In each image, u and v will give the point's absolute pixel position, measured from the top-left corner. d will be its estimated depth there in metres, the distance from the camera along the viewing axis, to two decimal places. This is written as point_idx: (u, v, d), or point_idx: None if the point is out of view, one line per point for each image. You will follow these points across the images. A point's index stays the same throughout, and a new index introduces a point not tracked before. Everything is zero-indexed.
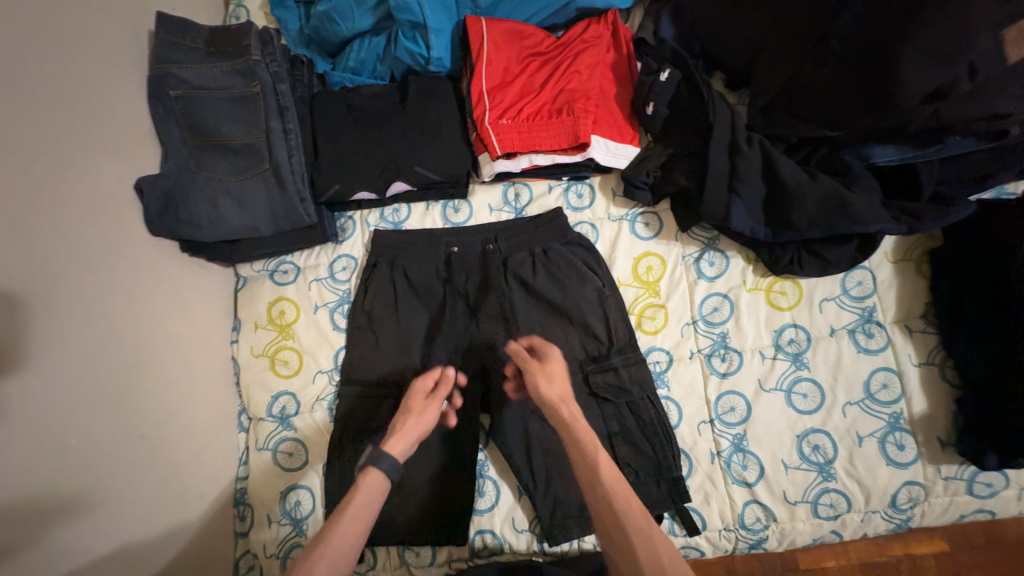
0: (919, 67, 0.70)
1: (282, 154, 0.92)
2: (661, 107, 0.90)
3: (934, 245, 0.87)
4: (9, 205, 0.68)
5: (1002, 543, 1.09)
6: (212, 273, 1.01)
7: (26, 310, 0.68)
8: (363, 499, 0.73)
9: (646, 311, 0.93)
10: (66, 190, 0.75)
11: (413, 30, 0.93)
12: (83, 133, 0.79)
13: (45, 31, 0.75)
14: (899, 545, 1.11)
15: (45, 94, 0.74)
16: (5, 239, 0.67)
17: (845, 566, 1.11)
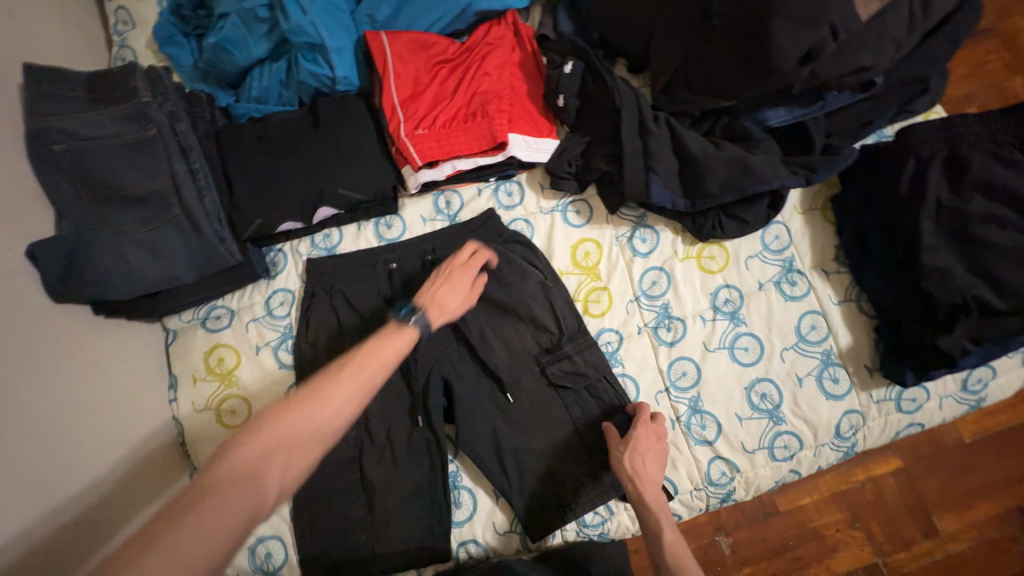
0: (788, 33, 0.76)
1: (193, 196, 0.87)
2: (571, 99, 0.94)
3: (834, 192, 0.95)
4: None
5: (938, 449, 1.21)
6: (135, 332, 0.94)
7: None
8: (391, 343, 0.68)
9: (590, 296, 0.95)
10: None
11: (313, 52, 0.91)
12: None
13: None
14: (861, 470, 1.21)
15: None
16: None
17: (817, 499, 1.19)
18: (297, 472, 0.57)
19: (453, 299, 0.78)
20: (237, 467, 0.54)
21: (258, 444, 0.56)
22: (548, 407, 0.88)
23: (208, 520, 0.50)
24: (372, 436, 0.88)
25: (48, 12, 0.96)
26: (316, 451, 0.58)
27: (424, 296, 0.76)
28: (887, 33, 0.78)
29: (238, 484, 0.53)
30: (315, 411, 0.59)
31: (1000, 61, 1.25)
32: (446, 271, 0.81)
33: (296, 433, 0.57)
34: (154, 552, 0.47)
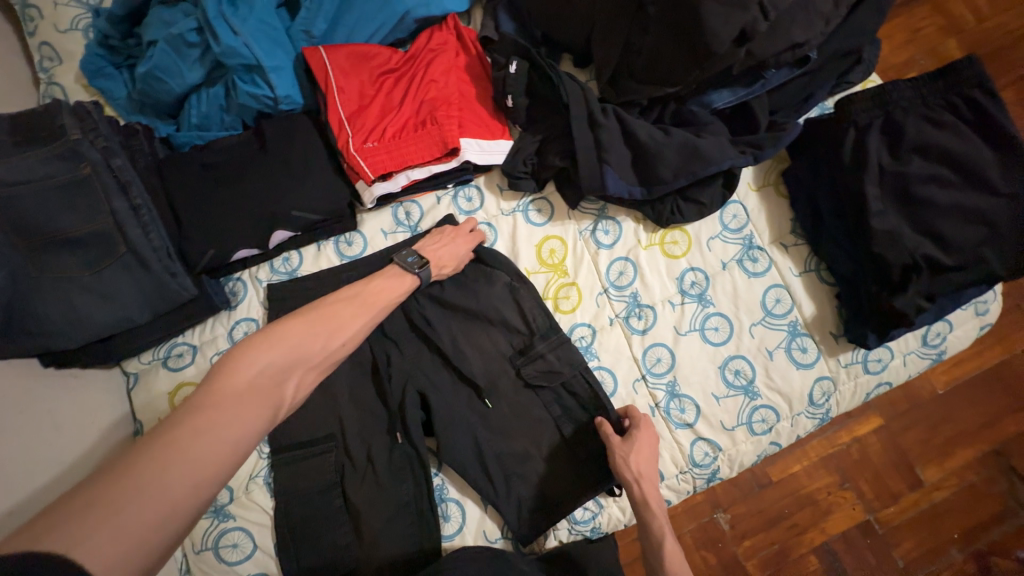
0: (719, 16, 0.77)
1: (138, 233, 0.84)
2: (520, 98, 0.93)
3: (785, 167, 0.97)
4: None
5: (911, 404, 1.25)
6: (92, 380, 0.89)
7: None
8: (393, 286, 0.80)
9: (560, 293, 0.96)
10: None
11: (250, 73, 0.88)
12: None
13: None
14: (845, 434, 1.24)
15: None
16: None
17: (806, 467, 1.22)
18: (302, 387, 0.64)
19: (450, 261, 0.88)
20: (260, 379, 0.58)
21: (275, 358, 0.60)
22: (528, 409, 0.88)
23: (242, 422, 0.54)
24: (353, 458, 0.87)
25: None
26: (318, 371, 0.66)
27: (427, 250, 0.87)
28: (813, 8, 0.81)
29: (263, 394, 0.58)
30: (329, 335, 0.67)
31: (933, 26, 1.30)
32: (447, 232, 0.91)
33: (309, 353, 0.64)
34: (196, 442, 0.50)
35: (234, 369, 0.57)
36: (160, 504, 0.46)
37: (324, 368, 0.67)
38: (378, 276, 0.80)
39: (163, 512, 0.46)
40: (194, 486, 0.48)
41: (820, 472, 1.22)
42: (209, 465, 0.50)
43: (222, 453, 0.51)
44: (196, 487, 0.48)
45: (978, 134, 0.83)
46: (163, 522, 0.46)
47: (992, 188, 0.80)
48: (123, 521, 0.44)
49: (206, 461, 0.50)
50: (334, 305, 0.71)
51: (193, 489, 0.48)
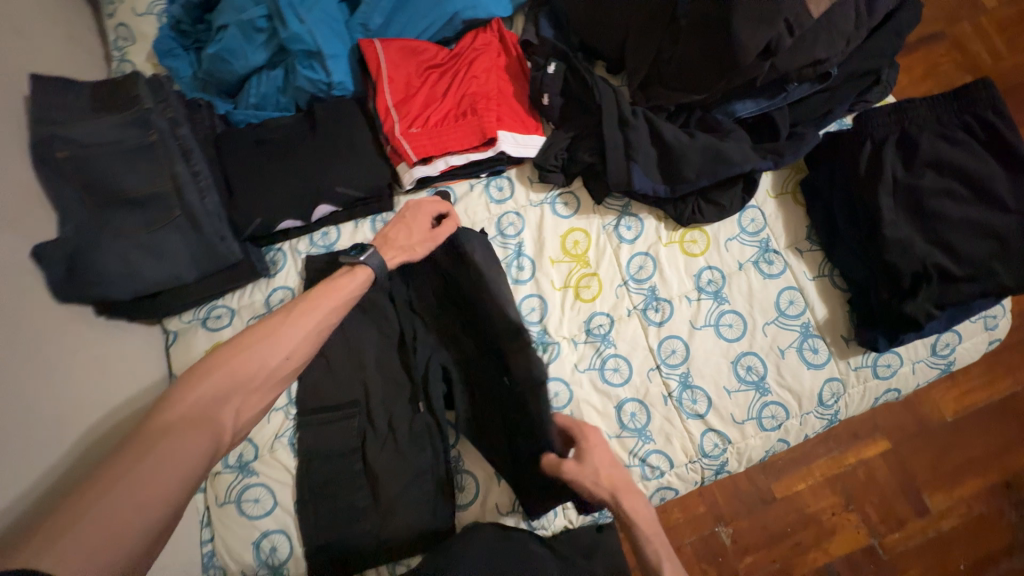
0: (748, 29, 0.82)
1: (194, 197, 0.90)
2: (555, 97, 1.00)
3: (803, 176, 1.02)
4: None
5: (919, 428, 1.27)
6: (137, 333, 0.95)
7: None
8: (343, 285, 0.84)
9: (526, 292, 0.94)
10: None
11: (309, 59, 0.96)
12: None
13: None
14: (851, 455, 1.25)
15: None
16: None
17: (811, 484, 1.23)
18: (243, 411, 0.72)
19: (412, 241, 0.92)
20: (192, 412, 0.66)
21: (211, 389, 0.69)
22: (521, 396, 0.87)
23: (181, 445, 0.62)
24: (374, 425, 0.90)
25: (54, 32, 1.01)
26: (261, 393, 0.74)
27: (386, 236, 0.92)
28: (837, 28, 0.86)
29: (197, 425, 0.65)
30: (265, 357, 0.74)
31: (951, 62, 1.36)
32: (406, 213, 0.94)
33: (247, 376, 0.72)
34: (134, 468, 0.58)
35: (173, 403, 0.66)
36: (109, 519, 0.54)
37: (268, 388, 0.75)
38: (327, 280, 0.84)
39: (114, 528, 0.54)
40: (139, 504, 0.56)
41: (824, 492, 1.23)
42: (150, 487, 0.57)
43: (161, 473, 0.59)
44: (141, 505, 0.56)
45: (991, 156, 0.87)
46: (122, 530, 0.54)
47: (1003, 205, 0.84)
48: (77, 535, 0.52)
49: (145, 481, 0.58)
50: (275, 322, 0.77)
51: (138, 506, 0.56)
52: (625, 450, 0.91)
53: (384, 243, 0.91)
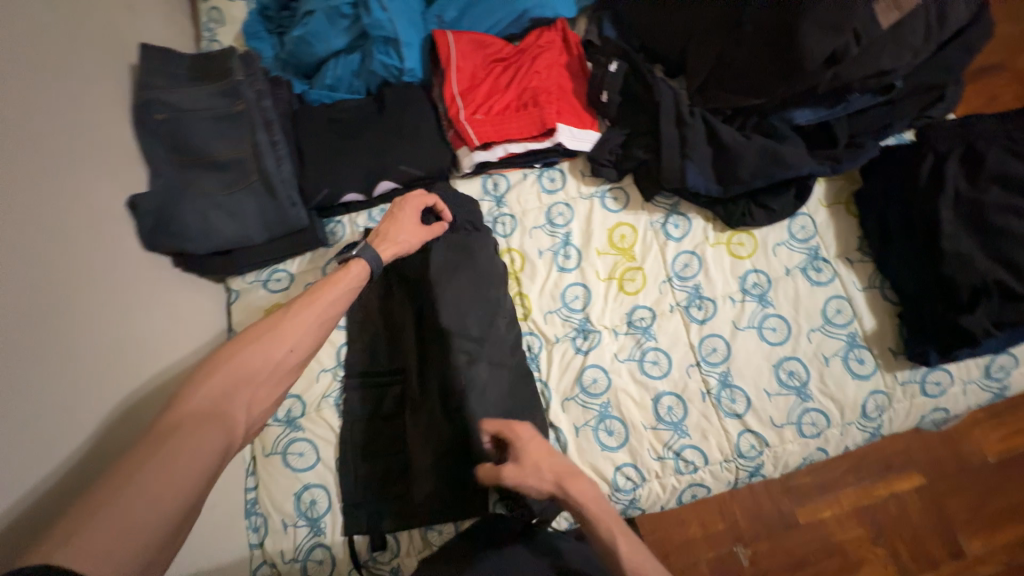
0: (816, 35, 0.84)
1: (271, 165, 0.96)
2: (614, 94, 1.04)
3: (856, 188, 1.02)
4: (39, 217, 0.70)
5: (958, 466, 1.22)
6: (205, 288, 1.02)
7: (41, 317, 0.65)
8: (340, 279, 0.82)
9: (483, 290, 0.93)
10: (68, 208, 0.75)
11: (386, 45, 1.02)
12: (75, 154, 0.79)
13: (39, 57, 0.77)
14: (883, 486, 1.21)
15: (35, 115, 0.73)
16: (33, 239, 0.68)
17: (839, 513, 1.20)
18: (253, 408, 0.69)
19: (405, 235, 0.91)
20: (202, 406, 0.63)
21: (211, 392, 0.65)
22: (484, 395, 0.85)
23: (196, 440, 0.58)
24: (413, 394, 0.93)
25: (158, 11, 1.11)
26: (268, 388, 0.71)
27: (377, 233, 0.91)
28: (905, 40, 0.87)
29: (208, 419, 0.62)
30: (269, 350, 0.72)
31: (1012, 93, 1.34)
32: (392, 209, 0.93)
33: (253, 370, 0.70)
34: (146, 466, 0.53)
35: (178, 403, 0.62)
36: (123, 514, 0.49)
37: (275, 383, 0.73)
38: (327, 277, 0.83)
39: (131, 524, 0.49)
40: (151, 501, 0.51)
41: (852, 521, 1.19)
42: (167, 480, 0.53)
43: (176, 464, 0.55)
44: (156, 499, 0.51)
45: None
46: (142, 524, 0.49)
47: None
48: (91, 530, 0.47)
49: (163, 475, 0.53)
50: (277, 319, 0.75)
51: (152, 503, 0.51)
52: (660, 442, 0.91)
53: (375, 239, 0.90)
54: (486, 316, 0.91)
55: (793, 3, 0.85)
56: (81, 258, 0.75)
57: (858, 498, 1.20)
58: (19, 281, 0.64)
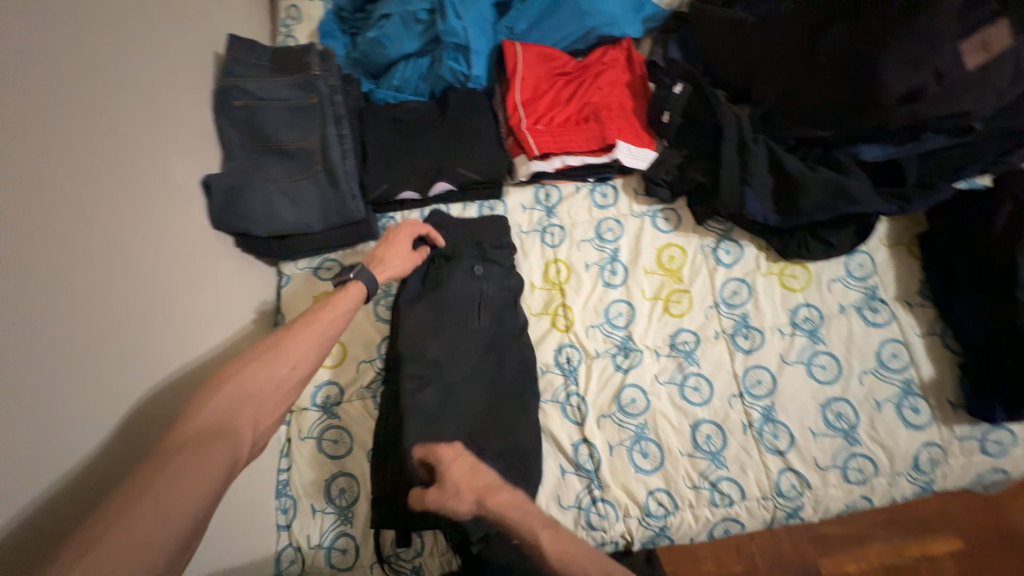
0: (896, 71, 0.83)
1: (337, 157, 0.99)
2: (675, 116, 1.04)
3: (921, 231, 0.99)
4: (114, 186, 0.73)
5: (1006, 538, 1.14)
6: (259, 270, 1.05)
7: (101, 279, 0.68)
8: (343, 300, 0.84)
9: (461, 317, 0.93)
10: (143, 179, 0.79)
11: (456, 51, 1.05)
12: (156, 131, 0.83)
13: (135, 40, 0.82)
14: (917, 547, 1.14)
15: (123, 91, 0.78)
16: (107, 207, 0.71)
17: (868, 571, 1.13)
18: (260, 422, 0.68)
19: (396, 260, 0.94)
20: (210, 422, 0.62)
21: (218, 407, 0.64)
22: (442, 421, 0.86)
23: (206, 454, 0.57)
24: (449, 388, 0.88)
25: (243, 8, 1.18)
26: (275, 402, 0.71)
27: (372, 258, 0.93)
28: (990, 82, 0.83)
29: (217, 435, 0.60)
30: (273, 366, 0.72)
31: None
32: (385, 237, 0.96)
33: (257, 387, 0.69)
34: (158, 481, 0.52)
35: (188, 419, 0.61)
36: (134, 531, 0.47)
37: (281, 397, 0.72)
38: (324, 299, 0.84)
39: (142, 541, 0.47)
40: (159, 519, 0.49)
41: None
42: (177, 496, 0.52)
43: (188, 479, 0.53)
44: (166, 514, 0.50)
45: None
46: (154, 540, 0.48)
47: None
48: (103, 548, 0.45)
49: (173, 491, 0.52)
50: (277, 338, 0.75)
51: (162, 521, 0.49)
52: (696, 472, 0.88)
53: (371, 263, 0.92)
54: (453, 342, 0.92)
55: (875, 38, 0.84)
56: (134, 240, 0.75)
57: (892, 557, 1.13)
58: (91, 244, 0.68)
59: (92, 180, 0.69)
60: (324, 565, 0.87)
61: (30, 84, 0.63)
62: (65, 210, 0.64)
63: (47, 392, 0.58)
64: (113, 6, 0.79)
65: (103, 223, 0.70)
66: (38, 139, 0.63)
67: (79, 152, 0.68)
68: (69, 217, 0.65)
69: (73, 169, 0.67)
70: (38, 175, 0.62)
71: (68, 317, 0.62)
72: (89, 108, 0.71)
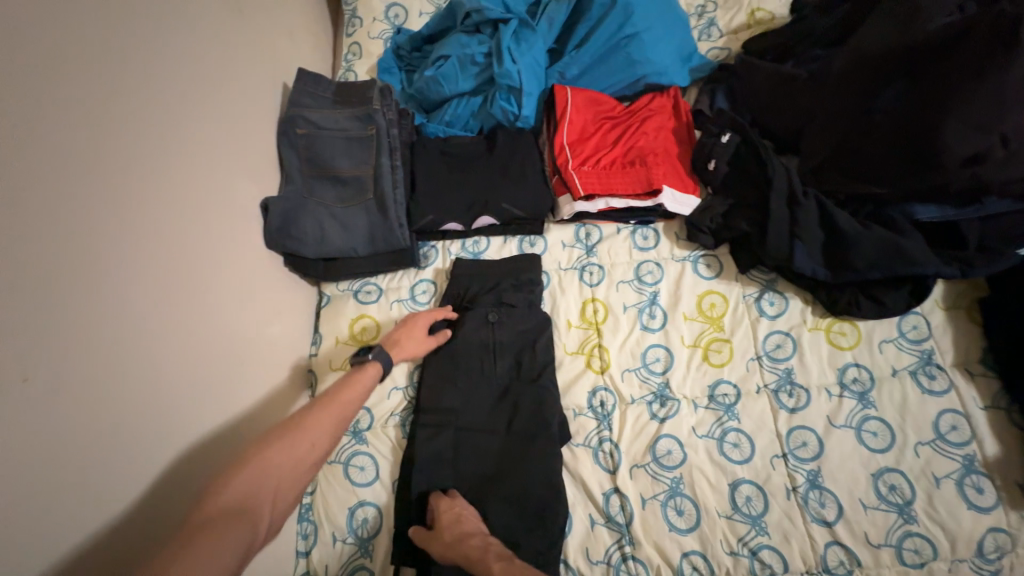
0: (959, 134, 0.82)
1: (388, 186, 1.03)
2: (722, 164, 1.04)
3: (982, 295, 0.95)
4: (180, 202, 0.78)
5: None
6: (302, 289, 1.07)
7: (158, 291, 0.72)
8: (356, 382, 0.83)
9: (487, 365, 0.95)
10: (207, 198, 0.84)
11: (509, 93, 1.10)
12: (223, 153, 0.89)
13: (212, 69, 0.89)
14: None
15: (198, 116, 0.84)
16: (172, 222, 0.76)
17: None
18: (279, 506, 0.67)
19: (413, 345, 0.93)
20: (229, 503, 0.62)
21: (241, 485, 0.65)
22: (458, 464, 0.88)
23: (216, 543, 0.56)
24: (473, 427, 0.91)
25: (310, 44, 1.28)
26: (295, 482, 0.70)
27: (385, 341, 0.92)
28: None
29: (233, 517, 0.60)
30: (293, 445, 0.71)
31: None
32: (400, 323, 0.97)
33: (277, 466, 0.69)
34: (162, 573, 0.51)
35: (211, 498, 0.62)
36: None
37: (302, 477, 0.71)
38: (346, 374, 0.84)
39: None
40: None
41: None
42: None
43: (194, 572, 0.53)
44: None
45: None
46: None
47: None
48: None
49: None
50: (300, 415, 0.76)
51: None
52: (735, 536, 0.83)
53: (387, 344, 0.92)
54: (472, 386, 0.94)
55: (936, 100, 0.83)
56: (192, 256, 0.79)
57: None
58: (153, 258, 0.71)
59: (160, 197, 0.74)
60: None
61: (113, 108, 0.69)
62: (132, 226, 0.69)
63: (89, 395, 0.60)
64: (196, 41, 0.86)
65: (163, 238, 0.74)
66: (113, 156, 0.67)
67: (150, 171, 0.73)
68: (137, 231, 0.70)
69: (144, 187, 0.72)
70: (106, 189, 0.66)
71: (121, 326, 0.66)
72: (162, 131, 0.76)
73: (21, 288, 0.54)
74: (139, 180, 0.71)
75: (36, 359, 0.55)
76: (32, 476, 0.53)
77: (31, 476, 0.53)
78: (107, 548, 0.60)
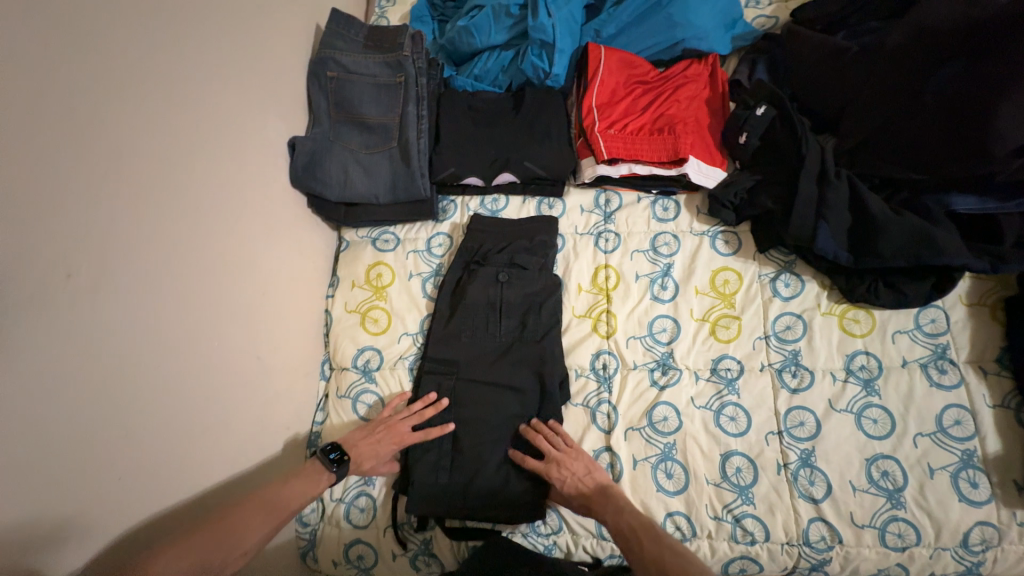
0: (1015, 119, 0.77)
1: (412, 136, 1.03)
2: (754, 138, 1.01)
3: (1009, 295, 0.91)
4: (212, 131, 0.81)
5: None
6: (323, 231, 1.10)
7: (187, 214, 0.75)
8: (307, 487, 0.81)
9: (495, 322, 0.98)
10: (237, 130, 0.86)
11: (541, 49, 1.08)
12: (255, 87, 0.91)
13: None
14: None
15: (233, 48, 0.86)
16: (203, 148, 0.79)
17: None
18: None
19: (369, 458, 0.87)
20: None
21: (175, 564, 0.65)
22: (460, 407, 0.92)
23: None
24: (476, 377, 0.94)
25: None
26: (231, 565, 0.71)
27: (350, 446, 0.87)
28: None
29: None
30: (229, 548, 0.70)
31: None
32: (380, 424, 0.90)
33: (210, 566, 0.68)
34: None
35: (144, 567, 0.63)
36: None
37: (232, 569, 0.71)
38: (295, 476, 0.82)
39: None
40: None
41: None
42: None
43: None
44: None
45: None
46: None
47: None
48: None
49: None
50: (240, 508, 0.75)
51: None
52: (721, 503, 0.86)
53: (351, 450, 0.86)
54: (479, 338, 0.97)
55: (995, 83, 0.79)
56: (221, 185, 0.82)
57: None
58: (184, 182, 0.75)
59: (195, 123, 0.77)
60: (342, 519, 0.91)
61: (153, 30, 0.71)
62: (169, 147, 0.73)
63: (122, 301, 0.65)
64: None
65: (195, 165, 0.77)
66: (151, 79, 0.70)
67: (187, 97, 0.76)
68: (170, 153, 0.73)
69: (181, 109, 0.75)
70: (145, 110, 0.69)
71: (153, 239, 0.70)
72: (199, 59, 0.79)
73: (64, 190, 0.58)
74: (176, 102, 0.74)
75: (77, 257, 0.60)
76: (74, 360, 0.59)
77: (70, 360, 0.59)
78: (134, 437, 0.66)
